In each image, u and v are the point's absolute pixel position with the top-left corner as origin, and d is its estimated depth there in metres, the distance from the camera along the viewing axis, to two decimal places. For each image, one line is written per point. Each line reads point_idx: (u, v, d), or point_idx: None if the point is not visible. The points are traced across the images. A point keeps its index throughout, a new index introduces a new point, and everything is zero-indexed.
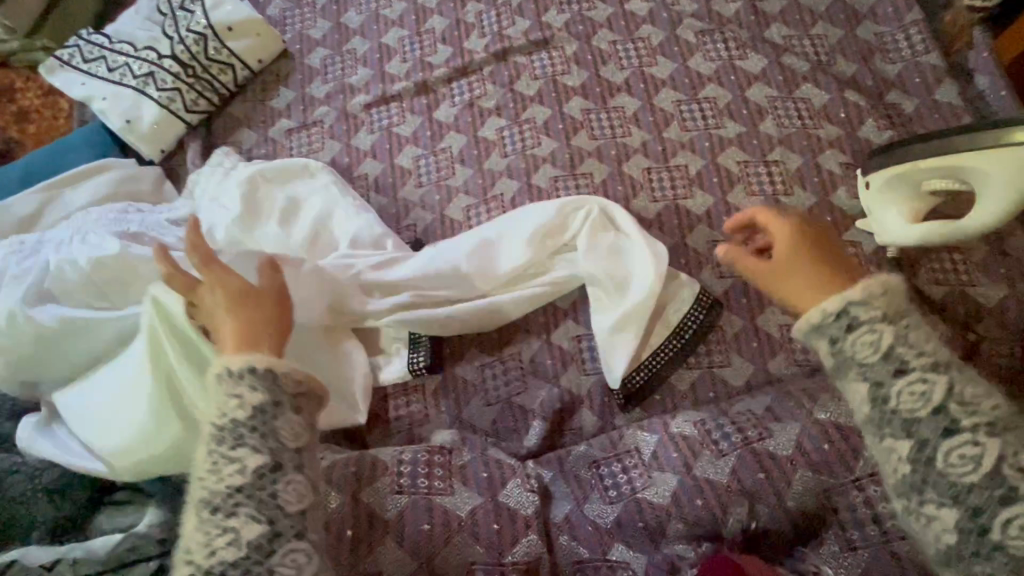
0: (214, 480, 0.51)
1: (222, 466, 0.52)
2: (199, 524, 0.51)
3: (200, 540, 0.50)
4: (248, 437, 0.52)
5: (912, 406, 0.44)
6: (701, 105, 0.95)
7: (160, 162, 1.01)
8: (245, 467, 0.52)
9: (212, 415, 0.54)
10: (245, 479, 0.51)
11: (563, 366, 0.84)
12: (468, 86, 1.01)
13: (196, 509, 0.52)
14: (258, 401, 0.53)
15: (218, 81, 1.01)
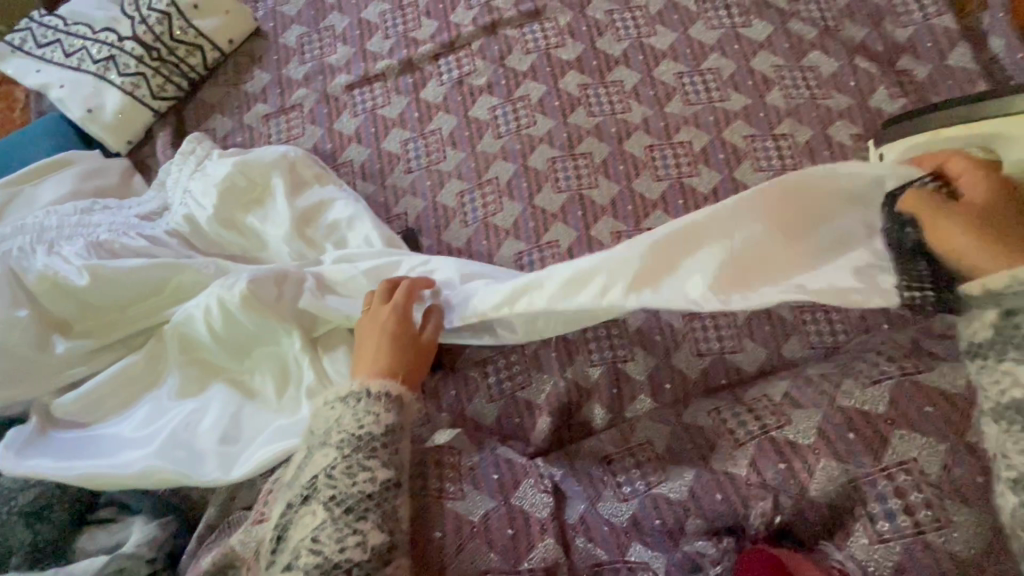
0: (349, 485, 0.59)
1: (355, 476, 0.59)
2: (331, 522, 0.57)
3: (332, 535, 0.56)
4: (381, 451, 0.61)
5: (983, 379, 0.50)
6: (704, 76, 0.90)
7: (128, 154, 0.94)
8: (375, 477, 0.60)
9: (350, 426, 0.62)
10: (374, 489, 0.59)
11: (569, 358, 0.80)
12: (456, 63, 0.94)
13: (324, 509, 0.58)
14: (389, 421, 0.63)
15: (185, 65, 0.94)
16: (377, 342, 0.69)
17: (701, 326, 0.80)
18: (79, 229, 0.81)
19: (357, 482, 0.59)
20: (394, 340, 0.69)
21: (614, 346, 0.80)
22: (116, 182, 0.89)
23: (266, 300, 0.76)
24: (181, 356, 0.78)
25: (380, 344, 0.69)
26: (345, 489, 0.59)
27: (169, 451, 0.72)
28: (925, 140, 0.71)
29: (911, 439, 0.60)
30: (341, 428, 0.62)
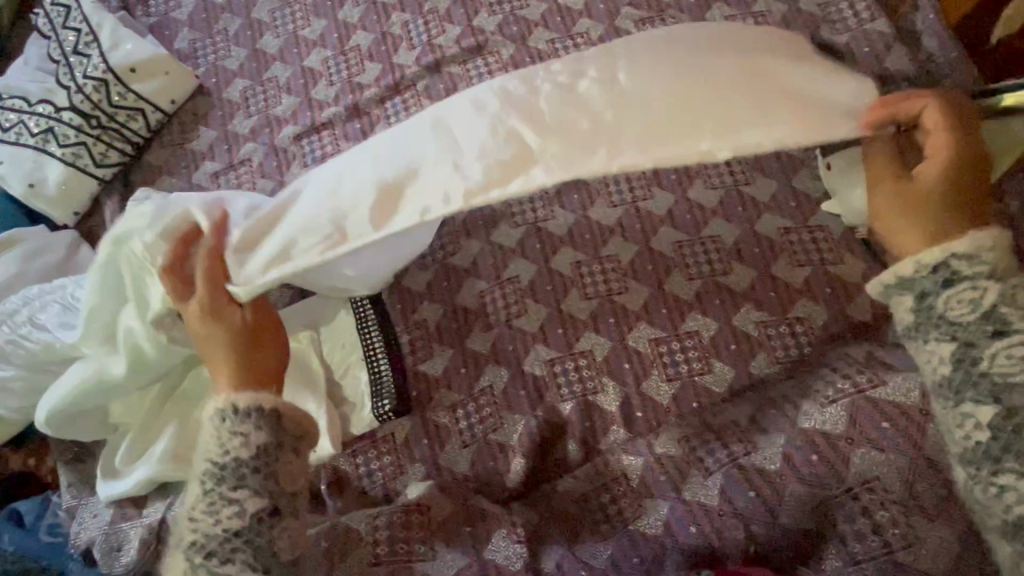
0: (213, 522, 0.56)
1: (218, 511, 0.56)
2: (205, 496, 0.57)
3: (206, 510, 0.56)
4: (249, 479, 0.56)
5: (960, 311, 0.52)
6: None
7: (75, 226, 0.92)
8: (243, 508, 0.56)
9: (216, 452, 0.57)
10: (242, 527, 0.55)
11: (539, 395, 0.80)
12: (403, 104, 0.94)
13: (199, 484, 0.58)
14: (260, 442, 0.57)
15: (128, 129, 0.92)
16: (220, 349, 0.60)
17: (668, 350, 0.80)
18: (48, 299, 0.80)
19: (223, 519, 0.56)
20: (223, 334, 0.60)
21: (582, 379, 0.80)
22: (64, 256, 0.87)
23: None
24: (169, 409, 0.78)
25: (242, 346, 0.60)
26: (210, 529, 0.56)
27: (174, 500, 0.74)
28: (858, 153, 0.73)
29: (872, 458, 0.59)
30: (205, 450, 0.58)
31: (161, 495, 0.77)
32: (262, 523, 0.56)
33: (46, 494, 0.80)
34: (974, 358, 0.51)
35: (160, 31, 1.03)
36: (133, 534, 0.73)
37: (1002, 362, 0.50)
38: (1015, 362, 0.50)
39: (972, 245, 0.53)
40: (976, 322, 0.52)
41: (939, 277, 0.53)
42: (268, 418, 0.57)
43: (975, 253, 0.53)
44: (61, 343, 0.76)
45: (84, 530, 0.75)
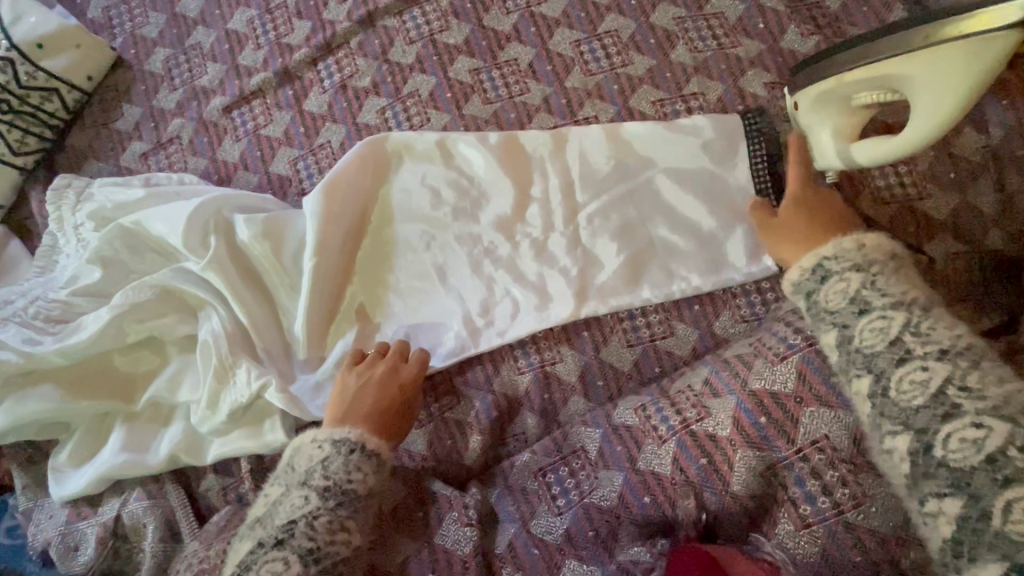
0: (309, 532, 0.58)
1: (334, 532, 0.59)
2: (327, 510, 0.59)
3: (326, 524, 0.58)
4: (362, 509, 0.61)
5: (834, 301, 0.53)
6: (602, 41, 0.83)
7: (4, 219, 0.87)
8: (350, 540, 0.59)
9: (339, 474, 0.61)
10: (349, 553, 0.59)
11: (495, 367, 0.77)
12: (336, 65, 0.86)
13: (318, 497, 0.60)
14: (374, 482, 0.63)
15: (44, 112, 0.86)
16: (367, 395, 0.68)
17: (627, 314, 0.76)
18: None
19: (335, 542, 0.58)
20: (387, 403, 0.68)
21: (540, 349, 0.76)
22: None
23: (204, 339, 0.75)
24: (129, 389, 0.78)
25: (372, 395, 0.68)
26: (305, 539, 0.57)
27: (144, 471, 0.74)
28: (828, 87, 0.65)
29: (823, 419, 0.57)
30: (326, 474, 0.61)
31: (114, 492, 0.75)
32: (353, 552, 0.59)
33: (4, 496, 0.79)
34: (851, 339, 0.51)
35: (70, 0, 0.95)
36: (89, 532, 0.73)
37: (866, 336, 0.50)
38: (876, 335, 0.50)
39: (835, 247, 0.55)
40: (846, 307, 0.52)
41: (816, 276, 0.55)
42: (370, 455, 0.63)
43: (840, 253, 0.55)
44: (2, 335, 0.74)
45: (42, 531, 0.74)
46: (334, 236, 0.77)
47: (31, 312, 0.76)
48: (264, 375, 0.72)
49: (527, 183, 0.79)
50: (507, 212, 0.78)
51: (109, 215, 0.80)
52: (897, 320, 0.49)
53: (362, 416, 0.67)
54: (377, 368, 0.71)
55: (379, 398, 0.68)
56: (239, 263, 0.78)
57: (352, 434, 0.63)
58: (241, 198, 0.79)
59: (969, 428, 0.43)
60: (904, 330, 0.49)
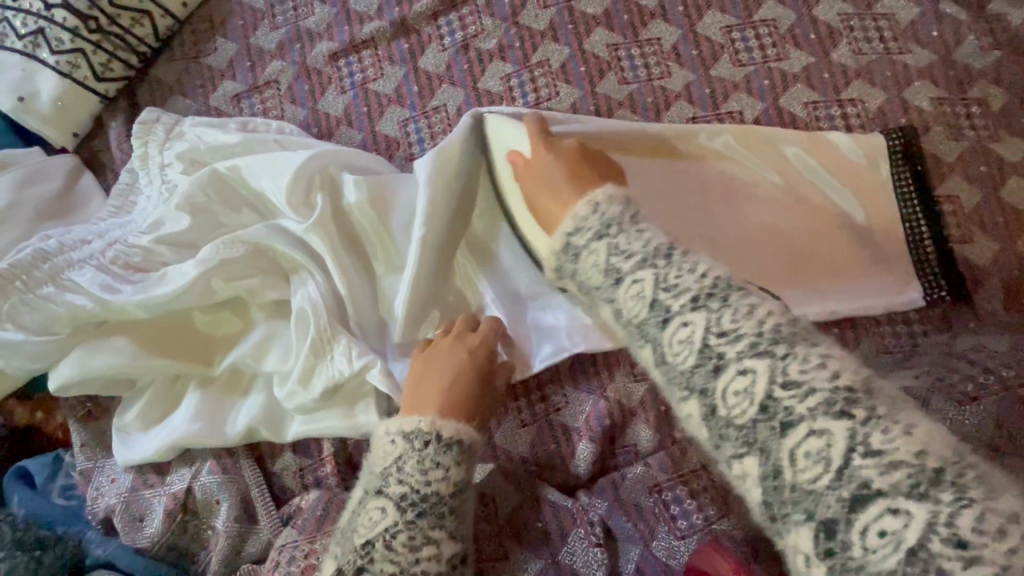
0: (391, 546, 0.48)
1: (417, 550, 0.48)
2: (405, 526, 0.49)
3: (406, 542, 0.48)
4: (448, 519, 0.50)
5: (734, 407, 0.36)
6: (757, 30, 0.75)
7: (76, 150, 0.80)
8: (440, 553, 0.49)
9: (413, 476, 0.51)
10: (442, 569, 0.48)
11: (608, 372, 0.71)
12: (459, 22, 0.79)
13: (393, 507, 0.50)
14: (458, 477, 0.52)
15: (133, 36, 0.78)
16: (439, 378, 0.60)
17: None
18: (58, 230, 0.70)
19: (422, 560, 0.48)
20: (463, 379, 0.61)
21: None
22: (63, 184, 0.75)
23: (300, 307, 0.68)
24: (208, 352, 0.71)
25: (446, 374, 0.61)
26: (388, 555, 0.48)
27: (219, 443, 0.68)
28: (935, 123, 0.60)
29: None
30: (402, 478, 0.51)
31: (183, 461, 0.69)
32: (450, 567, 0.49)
33: (57, 452, 0.72)
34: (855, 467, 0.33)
35: None
36: (157, 503, 0.67)
37: (802, 465, 0.33)
38: (741, 398, 0.36)
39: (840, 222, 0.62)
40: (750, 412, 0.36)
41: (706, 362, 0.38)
42: (450, 443, 0.53)
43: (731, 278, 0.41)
44: (79, 278, 0.66)
45: (102, 495, 0.68)
46: (444, 208, 0.70)
47: (109, 255, 0.69)
48: (368, 354, 0.66)
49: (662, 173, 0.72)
50: None
51: (200, 157, 0.72)
52: (698, 326, 0.38)
53: (432, 396, 0.58)
54: (447, 349, 0.64)
55: (455, 377, 0.60)
56: (342, 226, 0.71)
57: (423, 423, 0.54)
58: (351, 154, 0.72)
59: (811, 442, 0.33)
60: (707, 334, 0.38)
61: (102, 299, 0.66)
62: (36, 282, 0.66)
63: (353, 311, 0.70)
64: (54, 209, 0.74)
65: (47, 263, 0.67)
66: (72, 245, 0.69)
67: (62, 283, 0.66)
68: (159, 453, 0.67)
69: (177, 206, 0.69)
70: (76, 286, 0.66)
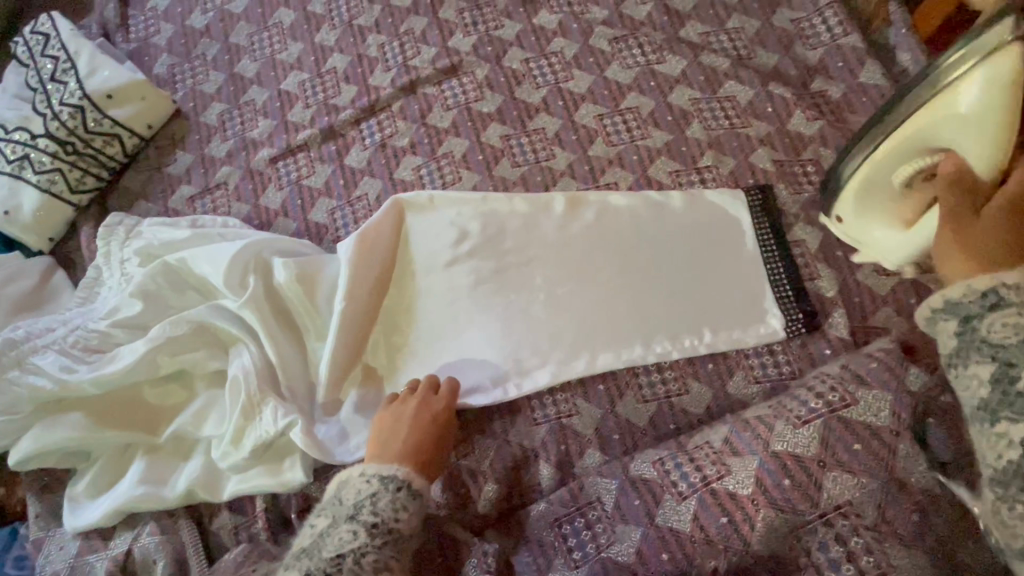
0: (358, 562, 0.58)
1: (378, 572, 0.58)
2: (373, 548, 0.59)
3: (373, 562, 0.58)
4: (400, 552, 0.61)
5: (1004, 337, 0.45)
6: (624, 116, 0.90)
7: (51, 251, 0.92)
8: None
9: (383, 509, 0.61)
10: None
11: (511, 418, 0.79)
12: (378, 126, 0.94)
13: (366, 532, 0.60)
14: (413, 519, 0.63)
15: (104, 155, 0.93)
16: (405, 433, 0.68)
17: (643, 370, 0.78)
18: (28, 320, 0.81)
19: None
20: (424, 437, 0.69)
21: (557, 403, 0.78)
22: (37, 282, 0.87)
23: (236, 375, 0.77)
24: (155, 422, 0.79)
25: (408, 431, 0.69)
26: (356, 567, 0.58)
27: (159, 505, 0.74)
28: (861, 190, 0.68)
29: (843, 481, 0.59)
30: (374, 510, 0.61)
31: (127, 523, 0.75)
32: None
33: (16, 525, 0.79)
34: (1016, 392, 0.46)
35: (139, 57, 1.03)
36: (99, 566, 0.73)
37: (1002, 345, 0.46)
38: None
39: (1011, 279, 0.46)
40: (1012, 347, 0.46)
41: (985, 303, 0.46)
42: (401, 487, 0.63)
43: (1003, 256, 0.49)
44: (41, 361, 0.76)
45: (50, 562, 0.74)
46: (363, 281, 0.81)
47: (71, 339, 0.79)
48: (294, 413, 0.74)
49: (552, 240, 0.83)
50: (532, 265, 0.82)
51: (155, 252, 0.85)
52: None
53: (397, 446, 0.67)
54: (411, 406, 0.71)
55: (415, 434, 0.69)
56: (274, 303, 0.81)
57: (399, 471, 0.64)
58: (283, 242, 0.84)
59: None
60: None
61: (59, 378, 0.75)
62: (3, 367, 0.76)
63: (284, 377, 0.79)
64: (26, 303, 0.85)
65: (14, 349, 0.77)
66: (39, 333, 0.79)
67: (26, 366, 0.76)
68: (104, 518, 0.73)
69: (131, 294, 0.80)
70: (38, 369, 0.76)
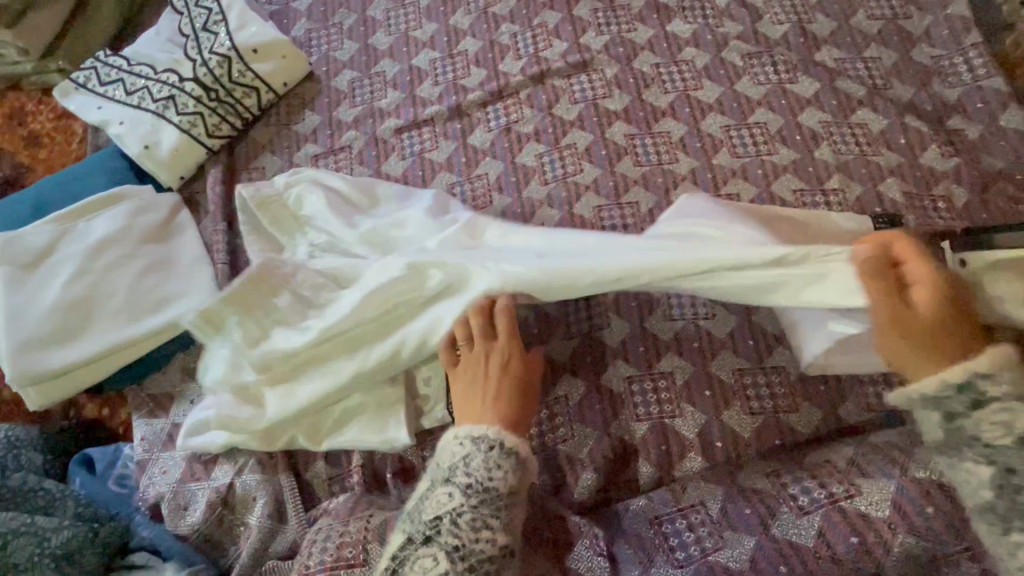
0: (456, 524, 0.56)
1: (477, 532, 0.56)
2: (470, 510, 0.56)
3: (469, 525, 0.56)
4: (500, 514, 0.57)
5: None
6: (751, 130, 0.90)
7: (178, 190, 0.96)
8: (495, 538, 0.56)
9: (479, 471, 0.57)
10: (495, 552, 0.55)
11: (614, 411, 0.78)
12: (504, 111, 0.96)
13: (461, 492, 0.57)
14: (512, 484, 0.57)
15: (241, 105, 0.96)
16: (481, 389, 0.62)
17: (752, 383, 0.77)
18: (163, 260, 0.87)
19: (480, 541, 0.55)
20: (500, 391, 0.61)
21: (661, 402, 0.78)
22: (165, 217, 0.90)
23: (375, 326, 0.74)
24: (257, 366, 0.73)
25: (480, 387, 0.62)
26: (453, 530, 0.56)
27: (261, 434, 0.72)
28: None
29: None
30: (467, 471, 0.57)
31: (228, 457, 0.76)
32: (503, 553, 0.56)
33: (119, 444, 0.81)
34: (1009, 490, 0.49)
35: (279, 20, 1.08)
36: (200, 495, 0.74)
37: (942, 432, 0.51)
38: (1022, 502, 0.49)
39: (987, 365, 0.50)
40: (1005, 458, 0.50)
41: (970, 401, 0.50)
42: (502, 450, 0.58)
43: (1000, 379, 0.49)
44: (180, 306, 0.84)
45: (153, 484, 0.76)
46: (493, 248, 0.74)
47: (205, 290, 0.86)
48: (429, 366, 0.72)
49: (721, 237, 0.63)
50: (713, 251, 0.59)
51: (269, 197, 0.84)
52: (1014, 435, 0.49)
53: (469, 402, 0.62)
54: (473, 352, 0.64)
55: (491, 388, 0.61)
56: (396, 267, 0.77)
57: (489, 433, 0.58)
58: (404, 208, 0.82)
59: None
60: None
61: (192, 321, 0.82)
62: (146, 305, 0.83)
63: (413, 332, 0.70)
64: (155, 236, 0.88)
65: (157, 291, 0.84)
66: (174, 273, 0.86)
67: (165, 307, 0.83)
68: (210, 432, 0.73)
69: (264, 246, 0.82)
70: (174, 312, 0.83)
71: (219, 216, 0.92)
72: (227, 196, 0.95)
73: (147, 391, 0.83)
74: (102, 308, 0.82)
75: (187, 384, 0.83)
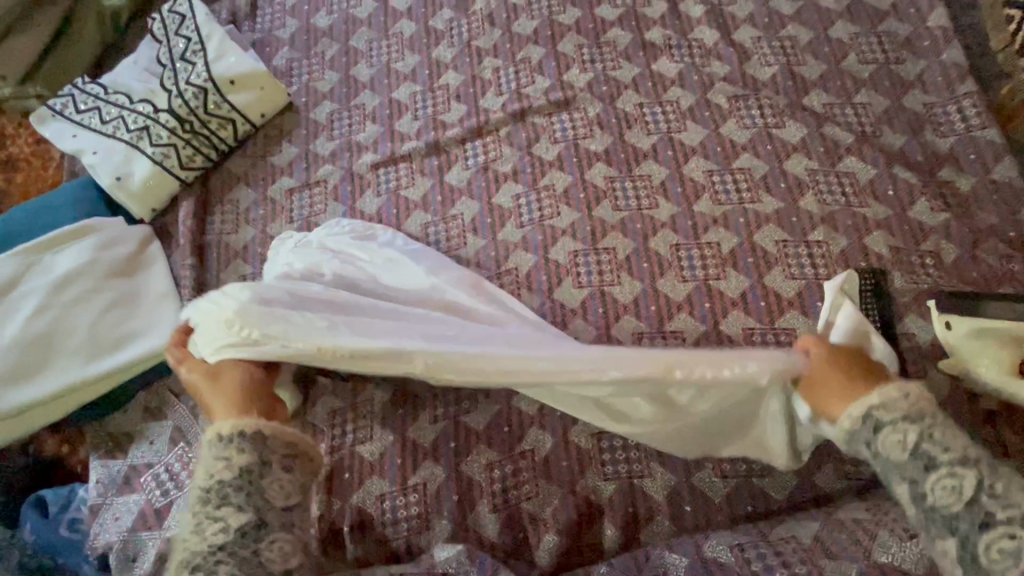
0: (194, 534, 0.54)
1: (205, 531, 0.53)
2: (196, 515, 0.54)
3: (195, 530, 0.54)
4: (232, 497, 0.54)
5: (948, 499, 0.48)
6: (735, 176, 0.88)
7: (151, 221, 0.94)
8: (227, 526, 0.53)
9: (201, 479, 0.56)
10: (227, 538, 0.53)
11: (580, 469, 0.75)
12: (483, 148, 0.94)
13: (192, 500, 0.56)
14: (242, 462, 0.55)
15: (216, 137, 0.95)
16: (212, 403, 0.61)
17: None
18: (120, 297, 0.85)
19: (211, 535, 0.53)
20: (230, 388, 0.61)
21: (629, 460, 0.75)
22: (135, 250, 0.89)
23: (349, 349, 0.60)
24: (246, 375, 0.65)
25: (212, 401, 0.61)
26: (193, 535, 0.54)
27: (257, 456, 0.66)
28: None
29: None
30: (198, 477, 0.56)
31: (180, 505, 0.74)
32: (245, 536, 0.53)
33: (75, 485, 0.80)
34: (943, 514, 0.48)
35: (261, 48, 1.07)
36: (151, 546, 0.72)
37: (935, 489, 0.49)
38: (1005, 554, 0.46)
39: (884, 395, 0.53)
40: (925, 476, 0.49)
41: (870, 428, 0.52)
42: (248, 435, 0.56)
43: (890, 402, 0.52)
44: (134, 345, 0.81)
45: (105, 531, 0.74)
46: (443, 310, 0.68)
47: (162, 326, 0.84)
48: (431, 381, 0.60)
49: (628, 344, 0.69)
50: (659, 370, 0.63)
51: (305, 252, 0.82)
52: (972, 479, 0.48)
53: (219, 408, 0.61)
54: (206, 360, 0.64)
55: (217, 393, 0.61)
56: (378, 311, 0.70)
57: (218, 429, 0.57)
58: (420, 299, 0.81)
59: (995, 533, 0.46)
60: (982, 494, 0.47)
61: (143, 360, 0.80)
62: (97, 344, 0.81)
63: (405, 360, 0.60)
64: (122, 271, 0.87)
65: (111, 328, 0.82)
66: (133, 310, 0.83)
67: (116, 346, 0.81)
68: None
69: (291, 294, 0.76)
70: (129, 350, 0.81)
71: (189, 250, 0.90)
72: (199, 229, 0.93)
73: (108, 430, 0.82)
74: (62, 345, 0.80)
75: (147, 425, 0.81)
